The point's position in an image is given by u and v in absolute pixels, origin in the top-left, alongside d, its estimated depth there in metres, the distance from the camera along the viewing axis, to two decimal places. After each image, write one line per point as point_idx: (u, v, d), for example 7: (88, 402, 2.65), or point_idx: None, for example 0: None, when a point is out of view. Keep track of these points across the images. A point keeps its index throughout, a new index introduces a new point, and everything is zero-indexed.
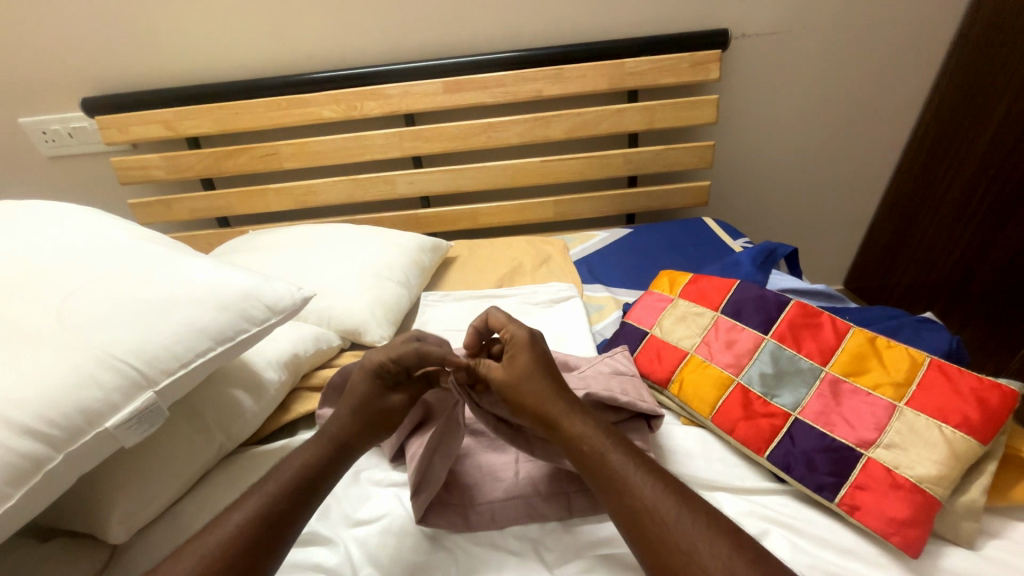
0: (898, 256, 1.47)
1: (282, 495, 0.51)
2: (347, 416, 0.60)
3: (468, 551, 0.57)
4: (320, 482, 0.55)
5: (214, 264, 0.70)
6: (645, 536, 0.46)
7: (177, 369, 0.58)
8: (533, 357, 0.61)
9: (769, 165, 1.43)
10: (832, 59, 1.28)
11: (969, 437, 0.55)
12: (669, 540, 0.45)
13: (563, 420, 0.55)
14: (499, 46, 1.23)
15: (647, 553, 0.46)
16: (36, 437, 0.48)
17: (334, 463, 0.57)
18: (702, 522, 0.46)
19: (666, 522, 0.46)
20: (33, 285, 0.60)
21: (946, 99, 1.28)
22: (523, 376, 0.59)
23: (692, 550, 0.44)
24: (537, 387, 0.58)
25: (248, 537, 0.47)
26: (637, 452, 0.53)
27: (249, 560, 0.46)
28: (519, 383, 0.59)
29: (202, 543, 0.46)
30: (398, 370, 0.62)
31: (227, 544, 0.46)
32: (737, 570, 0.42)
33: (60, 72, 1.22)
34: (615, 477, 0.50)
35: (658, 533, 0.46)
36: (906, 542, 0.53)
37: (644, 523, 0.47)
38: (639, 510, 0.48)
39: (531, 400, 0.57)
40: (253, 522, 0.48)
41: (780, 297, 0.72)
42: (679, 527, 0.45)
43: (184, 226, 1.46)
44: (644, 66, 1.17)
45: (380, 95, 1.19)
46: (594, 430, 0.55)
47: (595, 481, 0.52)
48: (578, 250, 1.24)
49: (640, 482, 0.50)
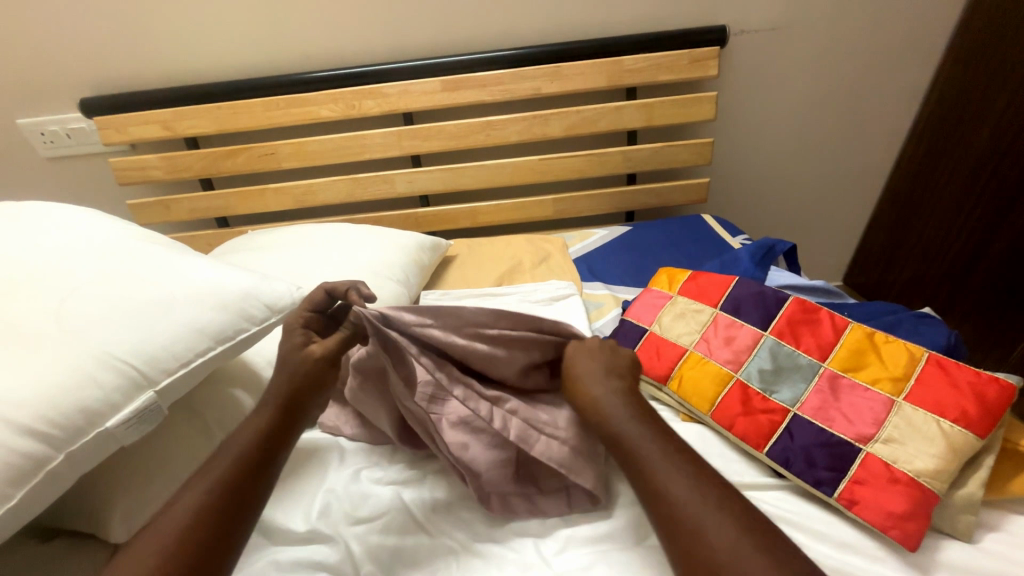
0: (897, 251, 1.47)
1: (239, 462, 0.51)
2: (277, 375, 0.60)
3: (469, 549, 0.57)
4: (277, 448, 0.55)
5: (214, 264, 0.70)
6: (661, 516, 0.46)
7: (176, 369, 0.58)
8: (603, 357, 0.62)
9: (768, 162, 1.43)
10: (830, 55, 1.28)
11: (966, 431, 0.56)
12: (691, 525, 0.44)
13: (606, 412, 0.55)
14: (497, 44, 1.23)
15: (663, 535, 0.45)
16: (37, 437, 0.48)
17: (288, 426, 0.57)
18: (718, 508, 0.44)
19: (682, 507, 0.45)
20: (32, 285, 0.60)
21: (945, 94, 1.28)
22: (590, 367, 0.61)
23: (702, 533, 0.43)
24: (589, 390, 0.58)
25: (212, 505, 0.47)
26: (673, 441, 0.51)
27: (218, 527, 0.46)
28: (582, 371, 0.60)
29: (168, 516, 0.46)
30: (324, 320, 0.67)
31: (193, 514, 0.46)
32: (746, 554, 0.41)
33: (57, 73, 1.22)
34: (640, 459, 0.50)
35: (674, 518, 0.45)
36: (905, 536, 0.53)
37: (663, 506, 0.46)
38: (659, 494, 0.47)
39: (589, 387, 0.58)
40: (212, 494, 0.47)
41: (779, 294, 0.72)
42: (695, 513, 0.44)
43: (183, 226, 1.46)
44: (642, 63, 1.17)
45: (379, 94, 1.19)
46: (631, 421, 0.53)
47: (622, 460, 0.51)
48: (576, 248, 1.24)
49: (668, 465, 0.48)
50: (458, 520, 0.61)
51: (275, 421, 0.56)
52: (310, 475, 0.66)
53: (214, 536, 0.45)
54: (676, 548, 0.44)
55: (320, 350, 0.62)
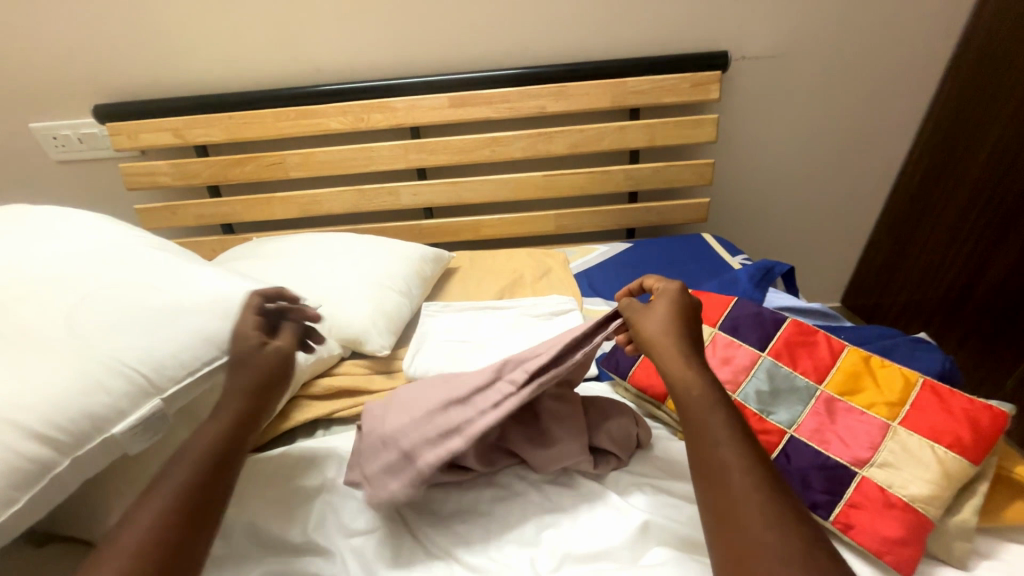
0: (895, 274, 1.48)
1: (200, 469, 0.48)
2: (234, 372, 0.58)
3: (464, 562, 0.58)
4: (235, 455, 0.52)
5: (220, 273, 0.71)
6: (706, 483, 0.49)
7: (182, 377, 0.59)
8: (670, 300, 0.64)
9: (768, 184, 1.46)
10: (827, 82, 1.32)
11: (961, 458, 0.56)
12: (729, 490, 0.47)
13: (669, 369, 0.57)
14: (504, 63, 1.26)
15: (713, 519, 0.47)
16: (44, 442, 0.49)
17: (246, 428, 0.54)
18: (764, 497, 0.46)
19: (726, 472, 0.48)
20: (45, 289, 0.61)
21: (941, 124, 1.32)
22: (658, 318, 0.62)
23: (741, 506, 0.45)
24: (671, 350, 0.59)
25: (185, 507, 0.45)
26: (740, 425, 0.53)
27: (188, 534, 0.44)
28: (650, 326, 0.62)
29: (132, 525, 0.43)
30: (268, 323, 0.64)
31: (161, 519, 0.43)
32: (776, 514, 0.44)
33: (74, 78, 1.25)
34: (700, 427, 0.52)
35: (720, 488, 0.47)
36: (899, 561, 0.54)
37: (713, 471, 0.49)
38: (712, 460, 0.49)
39: (668, 355, 0.59)
40: (180, 500, 0.45)
41: (776, 316, 0.73)
42: (739, 490, 0.46)
43: (187, 232, 1.47)
44: (644, 86, 1.20)
45: (387, 108, 1.22)
46: (701, 382, 0.55)
47: (689, 434, 0.53)
48: (578, 263, 1.26)
49: (718, 429, 0.51)
50: (452, 535, 0.61)
51: (232, 432, 0.53)
52: (307, 484, 0.66)
53: (179, 545, 0.43)
54: (710, 505, 0.47)
55: (279, 347, 0.60)
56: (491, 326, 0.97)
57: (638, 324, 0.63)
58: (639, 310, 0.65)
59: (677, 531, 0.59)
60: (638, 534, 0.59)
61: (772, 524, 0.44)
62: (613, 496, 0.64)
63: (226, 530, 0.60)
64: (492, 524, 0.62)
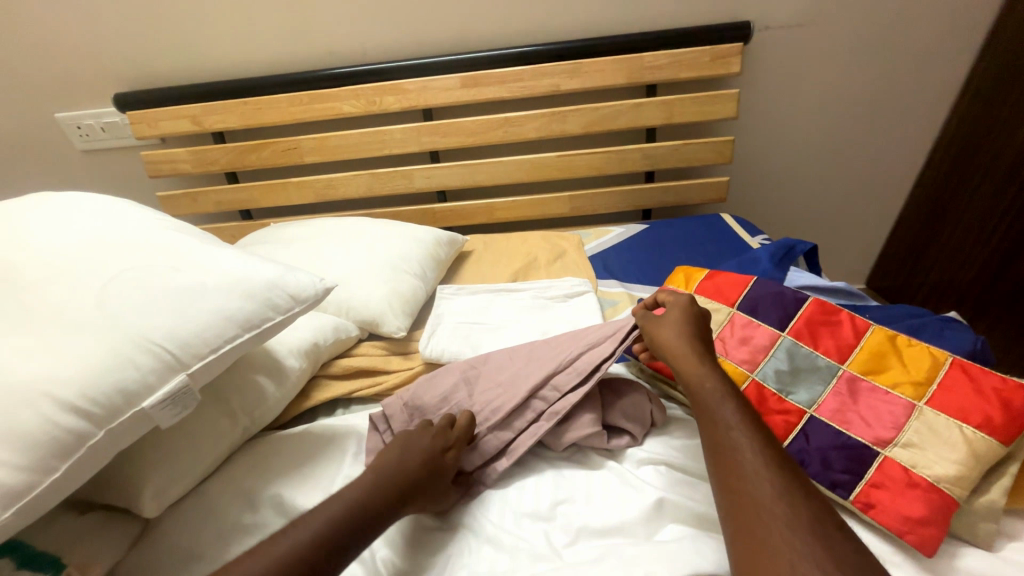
0: (925, 253, 1.43)
1: None
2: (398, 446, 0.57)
3: (479, 535, 0.59)
4: (382, 515, 0.51)
5: (239, 254, 0.72)
6: (718, 463, 0.49)
7: (206, 354, 0.61)
8: (681, 310, 0.66)
9: (790, 161, 1.41)
10: (857, 52, 1.25)
11: (992, 439, 0.54)
12: (739, 468, 0.47)
13: (682, 362, 0.59)
14: (517, 40, 1.23)
15: (723, 495, 0.47)
16: (80, 414, 0.51)
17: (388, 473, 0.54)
18: (775, 476, 0.46)
19: (736, 453, 0.48)
20: (74, 271, 0.63)
21: (980, 93, 1.24)
22: (670, 327, 0.64)
23: (752, 484, 0.45)
24: (680, 346, 0.61)
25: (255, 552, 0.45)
26: (751, 412, 0.53)
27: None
28: (663, 334, 0.63)
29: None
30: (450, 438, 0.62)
31: (289, 561, 0.44)
32: (786, 491, 0.44)
33: (94, 68, 1.27)
34: (714, 413, 0.53)
35: (732, 466, 0.47)
36: (922, 541, 0.52)
37: (723, 451, 0.49)
38: (723, 442, 0.50)
39: (680, 352, 0.60)
40: None
41: (798, 294, 0.71)
42: (750, 469, 0.46)
43: (208, 218, 1.51)
44: (662, 60, 1.16)
45: (399, 90, 1.21)
46: (712, 374, 0.56)
47: (702, 421, 0.53)
48: (593, 246, 1.24)
49: (730, 414, 0.52)
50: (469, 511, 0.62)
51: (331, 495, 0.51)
52: (329, 461, 0.68)
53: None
54: (721, 481, 0.47)
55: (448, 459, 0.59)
56: (506, 308, 0.98)
57: (655, 333, 0.65)
58: (654, 321, 0.67)
59: (690, 509, 0.59)
60: (653, 510, 0.59)
61: (782, 499, 0.44)
62: (627, 473, 0.64)
63: (254, 502, 0.62)
64: (506, 502, 0.62)
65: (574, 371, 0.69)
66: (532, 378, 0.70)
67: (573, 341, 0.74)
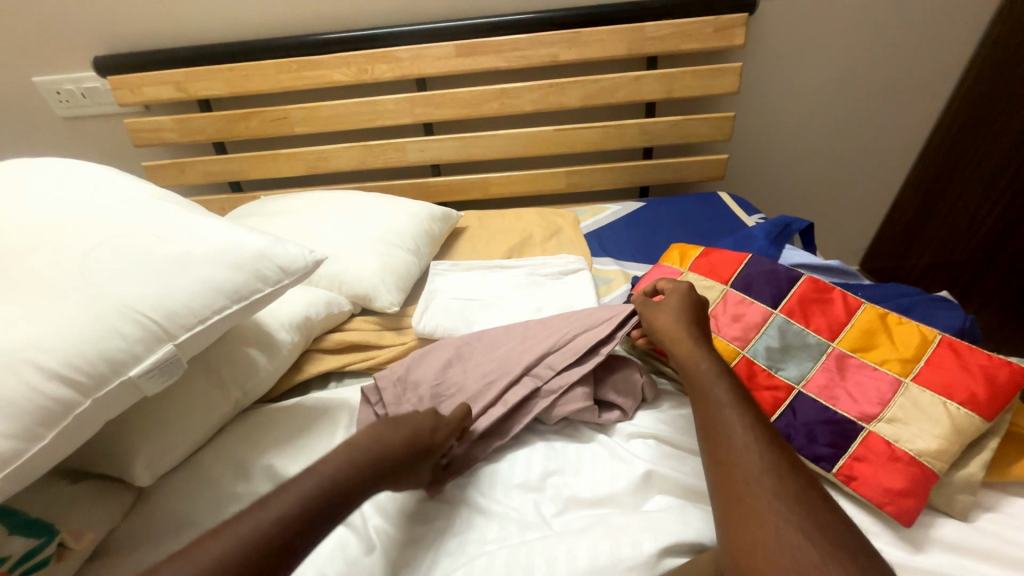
0: (919, 234, 1.43)
1: None
2: (382, 422, 0.53)
3: (469, 505, 0.60)
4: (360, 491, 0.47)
5: (226, 225, 0.70)
6: (708, 438, 0.50)
7: (194, 325, 0.60)
8: (679, 297, 0.66)
9: (790, 139, 1.39)
10: (864, 25, 1.21)
11: (974, 414, 0.55)
12: (728, 443, 0.48)
13: (677, 344, 0.59)
14: (514, 7, 1.18)
15: (712, 469, 0.47)
16: (65, 383, 0.51)
17: (389, 473, 0.50)
18: (764, 450, 0.46)
19: (726, 429, 0.49)
20: (56, 238, 0.61)
21: (986, 70, 1.21)
22: (668, 313, 0.64)
23: (741, 457, 0.46)
24: (676, 330, 0.61)
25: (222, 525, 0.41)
26: (742, 390, 0.53)
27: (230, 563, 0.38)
28: (659, 319, 0.63)
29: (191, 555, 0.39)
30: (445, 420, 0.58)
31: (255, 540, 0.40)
32: (773, 463, 0.45)
33: (71, 29, 1.21)
34: (706, 392, 0.53)
35: (721, 441, 0.48)
36: (900, 511, 0.54)
37: (715, 428, 0.50)
38: (714, 419, 0.50)
39: (676, 336, 0.60)
40: None
41: (792, 272, 0.71)
42: (740, 443, 0.47)
43: (196, 190, 1.47)
44: (665, 31, 1.12)
45: (391, 58, 1.16)
46: (705, 355, 0.57)
47: (695, 401, 0.54)
48: (589, 223, 1.23)
49: (722, 393, 0.52)
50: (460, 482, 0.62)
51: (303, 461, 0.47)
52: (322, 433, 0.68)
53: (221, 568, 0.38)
54: (711, 456, 0.48)
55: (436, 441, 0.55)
56: (499, 284, 0.97)
57: (654, 321, 0.65)
58: (653, 308, 0.66)
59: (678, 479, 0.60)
60: (641, 482, 0.60)
61: (769, 471, 0.44)
62: (617, 446, 0.65)
63: (246, 473, 0.63)
64: (495, 473, 0.63)
65: (568, 350, 0.70)
66: (527, 356, 0.70)
67: (568, 322, 0.74)
